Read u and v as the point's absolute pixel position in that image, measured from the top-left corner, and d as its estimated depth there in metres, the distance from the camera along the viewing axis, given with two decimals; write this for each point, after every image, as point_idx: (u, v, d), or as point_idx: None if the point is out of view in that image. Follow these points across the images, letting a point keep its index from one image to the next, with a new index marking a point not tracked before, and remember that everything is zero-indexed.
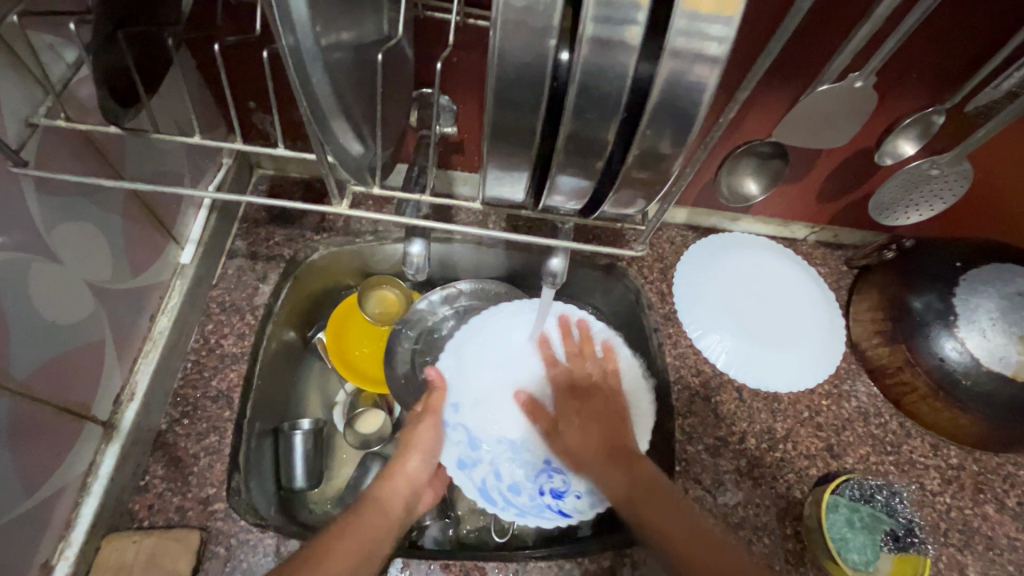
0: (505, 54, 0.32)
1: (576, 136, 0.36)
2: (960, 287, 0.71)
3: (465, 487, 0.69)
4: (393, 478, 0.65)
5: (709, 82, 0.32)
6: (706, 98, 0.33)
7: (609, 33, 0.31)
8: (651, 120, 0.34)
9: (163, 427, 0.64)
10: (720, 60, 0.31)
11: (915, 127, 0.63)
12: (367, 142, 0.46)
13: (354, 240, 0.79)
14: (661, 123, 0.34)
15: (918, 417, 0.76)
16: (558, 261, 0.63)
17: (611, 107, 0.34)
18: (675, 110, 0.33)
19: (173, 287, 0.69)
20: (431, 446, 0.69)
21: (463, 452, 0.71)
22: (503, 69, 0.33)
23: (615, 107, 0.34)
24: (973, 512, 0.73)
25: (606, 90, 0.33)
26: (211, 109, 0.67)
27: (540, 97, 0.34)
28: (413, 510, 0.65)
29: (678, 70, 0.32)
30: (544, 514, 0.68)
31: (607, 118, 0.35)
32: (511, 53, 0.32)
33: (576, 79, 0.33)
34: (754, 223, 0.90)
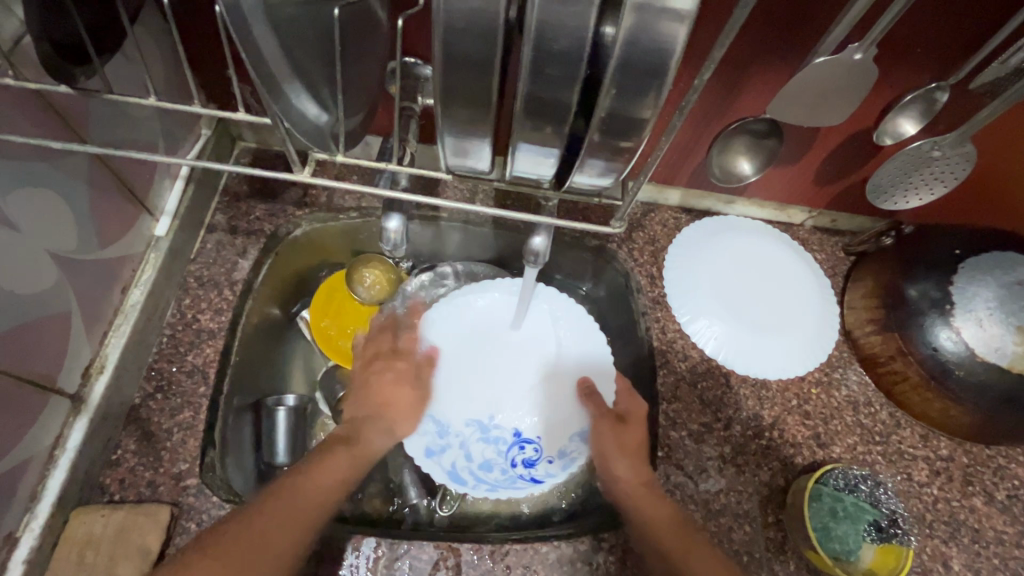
0: (463, 6, 0.30)
1: (543, 98, 0.34)
2: (958, 275, 0.69)
3: (434, 474, 0.70)
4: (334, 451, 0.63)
5: (680, 40, 0.30)
6: (677, 58, 0.30)
7: None
8: (618, 81, 0.32)
9: (136, 401, 0.63)
10: (690, 15, 0.29)
11: (917, 104, 0.60)
12: (330, 106, 0.43)
13: (337, 216, 0.77)
14: (630, 85, 0.32)
15: (908, 407, 0.75)
16: (541, 240, 0.61)
17: (579, 68, 0.32)
18: (645, 71, 0.31)
19: (147, 259, 0.67)
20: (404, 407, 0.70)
21: (430, 441, 0.71)
22: (462, 24, 0.31)
23: (583, 67, 0.32)
24: (960, 504, 0.72)
25: (572, 46, 0.31)
26: (184, 74, 0.64)
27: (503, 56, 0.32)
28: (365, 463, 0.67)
29: (647, 26, 0.29)
30: (516, 484, 0.70)
31: (574, 79, 0.32)
32: (469, 5, 0.30)
33: (540, 36, 0.31)
34: (751, 206, 0.87)
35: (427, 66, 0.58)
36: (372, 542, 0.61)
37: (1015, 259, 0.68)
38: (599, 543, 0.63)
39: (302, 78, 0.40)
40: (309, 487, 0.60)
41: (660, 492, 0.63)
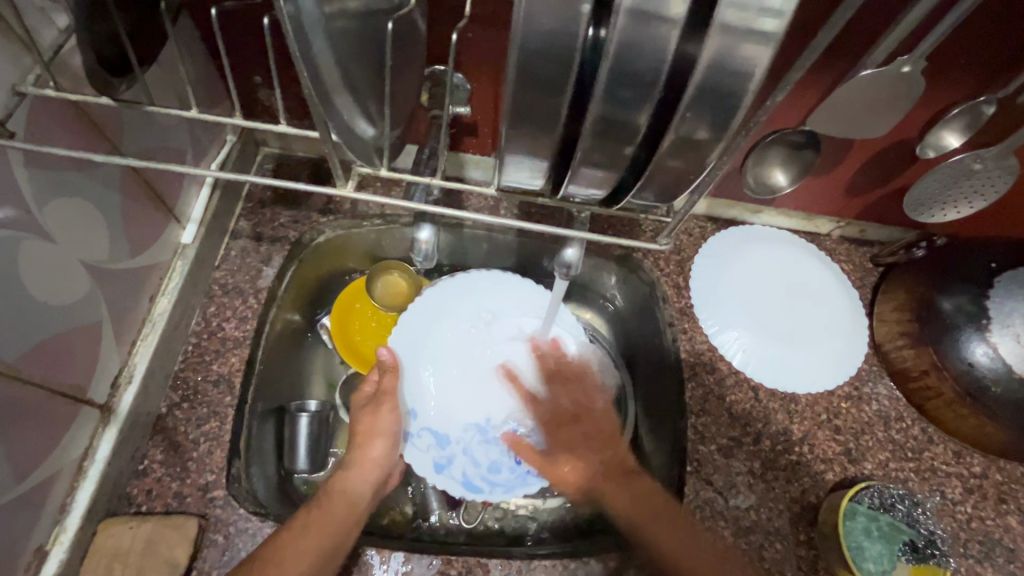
0: (529, 24, 0.29)
1: (605, 118, 0.33)
2: (994, 290, 0.68)
3: (450, 487, 0.68)
4: (360, 467, 0.62)
5: (760, 62, 0.29)
6: (755, 80, 0.29)
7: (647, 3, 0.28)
8: (690, 102, 0.31)
9: (163, 410, 0.63)
10: (774, 37, 0.28)
11: (962, 119, 0.59)
12: (373, 119, 0.43)
13: (361, 223, 0.76)
14: (702, 105, 0.31)
15: (941, 423, 0.74)
16: (573, 252, 0.60)
17: (647, 88, 0.31)
18: (717, 93, 0.30)
19: (174, 267, 0.67)
20: (391, 430, 0.65)
21: (435, 454, 0.69)
22: (526, 42, 0.30)
23: (651, 87, 0.31)
24: (995, 523, 0.71)
25: (643, 66, 0.30)
26: (214, 82, 0.64)
27: (565, 75, 0.31)
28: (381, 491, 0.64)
29: (726, 47, 0.28)
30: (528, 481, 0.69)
31: (641, 98, 0.31)
32: (536, 22, 0.29)
33: (609, 56, 0.30)
34: (777, 216, 0.86)
35: (460, 75, 0.57)
36: (401, 556, 0.60)
37: None
38: (628, 560, 0.62)
39: (350, 92, 0.39)
40: (345, 509, 0.58)
41: (631, 477, 0.63)
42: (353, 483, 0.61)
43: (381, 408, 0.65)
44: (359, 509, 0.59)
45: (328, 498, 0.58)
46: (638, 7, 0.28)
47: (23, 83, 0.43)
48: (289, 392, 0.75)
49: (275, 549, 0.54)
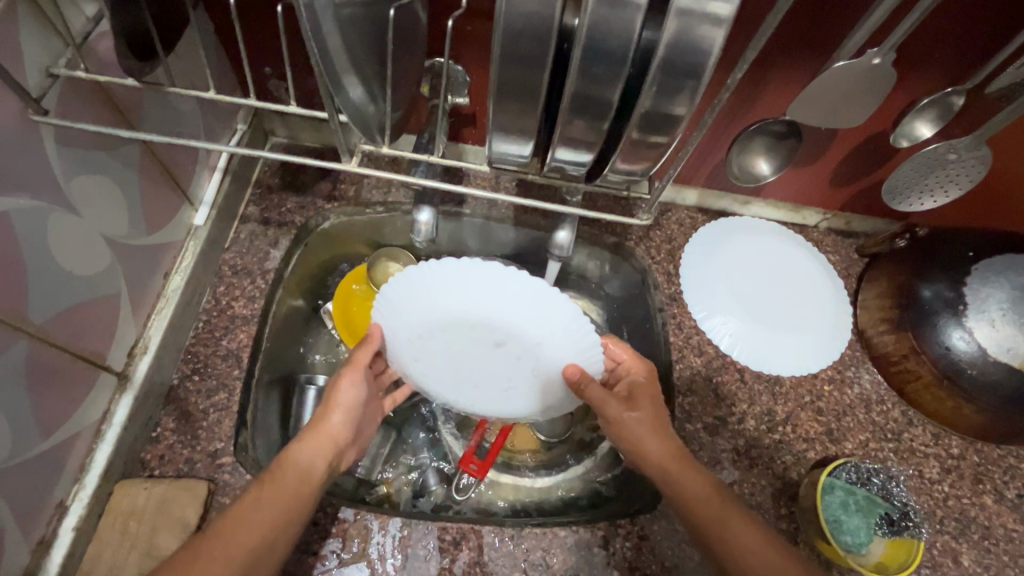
0: (516, 7, 0.32)
1: (585, 95, 0.36)
2: (971, 276, 0.71)
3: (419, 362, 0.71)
4: (313, 439, 0.59)
5: (716, 42, 0.32)
6: (713, 59, 0.33)
7: None
8: (657, 79, 0.34)
9: (175, 381, 0.66)
10: (726, 19, 0.31)
11: (932, 110, 0.62)
12: (375, 100, 0.46)
13: (364, 210, 0.80)
14: (668, 82, 0.34)
15: (920, 405, 0.76)
16: (565, 234, 0.64)
17: (620, 67, 0.34)
18: (682, 71, 0.33)
19: (186, 247, 0.70)
20: (352, 404, 0.63)
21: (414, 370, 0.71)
22: (513, 24, 0.33)
23: (623, 67, 0.34)
24: (970, 501, 0.73)
25: (616, 46, 0.33)
26: (226, 71, 0.68)
27: (548, 56, 0.34)
28: (336, 468, 0.61)
29: (685, 28, 0.32)
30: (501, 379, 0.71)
31: (616, 76, 0.35)
32: (521, 6, 0.32)
33: (586, 37, 0.33)
34: (765, 207, 0.89)
35: (458, 66, 0.61)
36: (399, 521, 0.63)
37: None
38: (616, 530, 0.65)
39: (356, 73, 0.43)
40: (298, 479, 0.56)
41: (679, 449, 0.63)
42: (308, 455, 0.58)
43: (341, 379, 0.63)
44: (310, 486, 0.57)
45: (280, 473, 0.56)
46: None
47: (55, 66, 0.47)
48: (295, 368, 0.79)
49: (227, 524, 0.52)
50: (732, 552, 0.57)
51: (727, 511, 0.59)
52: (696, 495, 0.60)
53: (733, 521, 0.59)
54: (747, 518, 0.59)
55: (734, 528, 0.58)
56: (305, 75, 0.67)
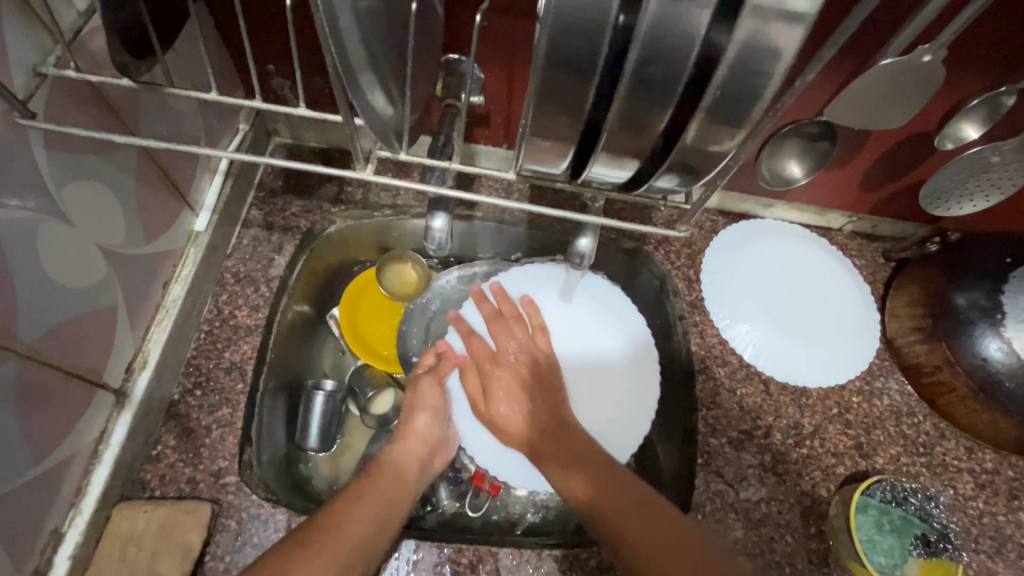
0: (559, 3, 0.29)
1: (632, 99, 0.33)
2: (1009, 285, 0.68)
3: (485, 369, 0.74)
4: (405, 443, 0.68)
5: (791, 42, 0.29)
6: (784, 62, 0.29)
7: None
8: (720, 83, 0.31)
9: (175, 396, 0.63)
10: (806, 16, 0.28)
11: (981, 109, 0.58)
12: (392, 102, 0.43)
13: (371, 213, 0.77)
14: (731, 86, 0.31)
15: (953, 419, 0.73)
16: (587, 241, 0.60)
17: (675, 69, 0.31)
18: (748, 74, 0.30)
19: (187, 254, 0.67)
20: (436, 405, 0.71)
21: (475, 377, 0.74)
22: (555, 21, 0.30)
23: (680, 70, 0.31)
24: (1006, 519, 0.70)
25: (676, 43, 0.30)
26: (228, 69, 0.64)
27: (593, 56, 0.31)
28: (427, 470, 0.69)
29: (756, 28, 0.28)
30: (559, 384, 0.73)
31: (671, 78, 0.31)
32: (565, 1, 0.29)
33: (640, 37, 0.30)
34: (789, 210, 0.85)
35: (475, 63, 0.57)
36: (411, 544, 0.60)
37: None
38: None
39: (372, 73, 0.39)
40: (394, 478, 0.65)
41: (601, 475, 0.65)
42: (401, 459, 0.67)
43: (424, 385, 0.72)
44: (408, 482, 0.66)
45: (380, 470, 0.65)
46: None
47: (43, 64, 0.43)
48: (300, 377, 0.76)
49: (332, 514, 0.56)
50: (603, 507, 0.61)
51: (607, 471, 0.64)
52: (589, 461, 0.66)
53: (612, 478, 0.64)
54: (658, 513, 0.59)
55: (612, 481, 0.63)
56: (311, 73, 0.63)
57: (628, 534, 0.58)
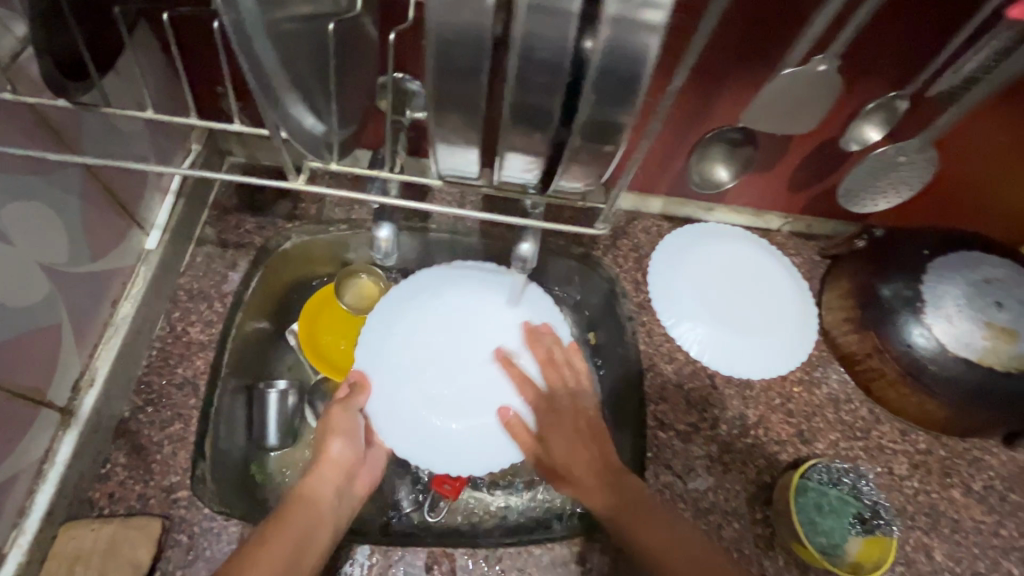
0: (443, 22, 0.32)
1: (522, 105, 0.36)
2: (926, 274, 0.74)
3: (390, 376, 0.76)
4: (320, 468, 0.66)
5: (651, 49, 0.32)
6: (649, 65, 0.32)
7: (547, 1, 0.31)
8: (596, 86, 0.34)
9: (126, 414, 0.63)
10: (660, 27, 0.31)
11: (879, 113, 0.63)
12: (321, 114, 0.46)
13: (326, 228, 0.79)
14: (607, 88, 0.34)
15: (885, 402, 0.78)
16: (528, 246, 0.63)
17: (556, 76, 0.34)
18: (618, 81, 0.33)
19: (137, 273, 0.68)
20: (349, 428, 0.70)
21: (388, 385, 0.75)
22: (442, 37, 0.33)
23: (560, 76, 0.34)
24: (940, 495, 0.74)
25: (551, 54, 0.33)
26: (174, 89, 0.66)
27: (482, 63, 0.34)
28: (347, 494, 0.67)
29: (619, 35, 0.31)
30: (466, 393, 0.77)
31: (552, 84, 0.34)
32: (449, 21, 0.32)
33: (519, 49, 0.33)
34: (730, 213, 0.90)
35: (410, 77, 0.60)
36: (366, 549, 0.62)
37: (977, 260, 0.74)
38: (592, 544, 0.64)
39: (297, 88, 0.42)
40: (306, 508, 0.61)
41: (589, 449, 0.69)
42: (316, 485, 0.64)
43: (333, 408, 0.71)
44: (325, 509, 0.62)
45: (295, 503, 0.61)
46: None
47: None
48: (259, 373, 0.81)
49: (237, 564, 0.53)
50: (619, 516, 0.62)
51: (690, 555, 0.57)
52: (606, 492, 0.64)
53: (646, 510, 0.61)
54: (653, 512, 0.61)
55: (659, 522, 0.60)
56: None
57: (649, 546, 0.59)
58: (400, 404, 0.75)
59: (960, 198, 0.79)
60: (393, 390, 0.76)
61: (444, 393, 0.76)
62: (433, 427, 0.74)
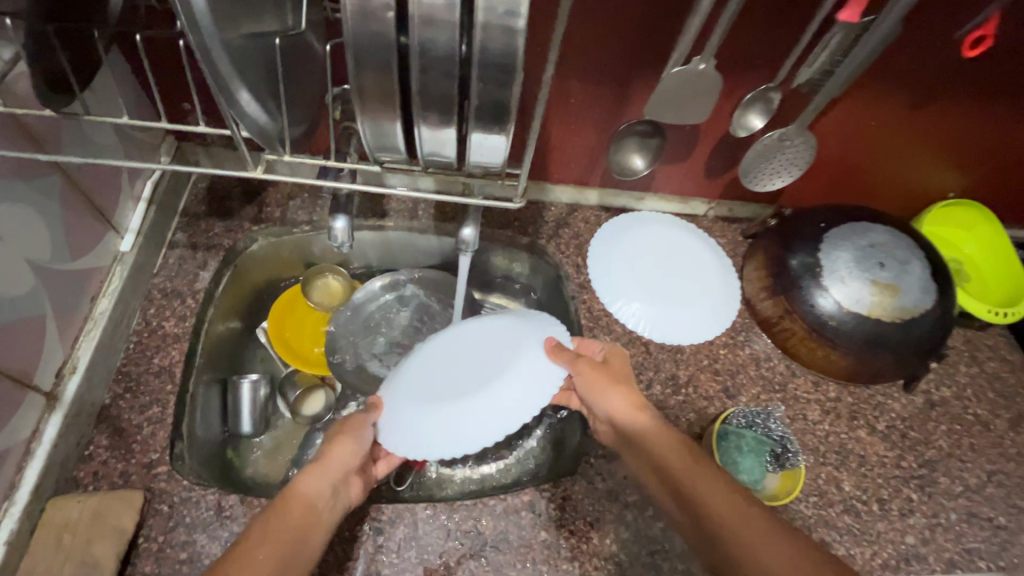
0: (359, 31, 0.40)
1: (430, 97, 0.44)
2: (824, 243, 0.85)
3: (397, 383, 0.71)
4: (319, 467, 0.61)
5: (515, 48, 0.40)
6: (518, 58, 0.40)
7: (433, 12, 0.39)
8: (481, 76, 0.42)
9: (106, 401, 0.69)
10: (517, 31, 0.39)
11: (759, 103, 0.75)
12: (275, 114, 0.54)
13: (291, 230, 0.87)
14: (491, 78, 0.42)
15: (799, 358, 0.89)
16: (468, 230, 0.72)
17: (451, 70, 0.42)
18: (499, 73, 0.41)
19: (113, 272, 0.74)
20: (359, 430, 0.67)
21: (395, 392, 0.70)
22: (359, 44, 0.41)
23: (454, 70, 0.42)
24: (847, 436, 0.84)
25: (443, 54, 0.41)
26: (144, 105, 0.73)
27: (392, 62, 0.42)
28: (342, 498, 0.63)
29: (488, 37, 0.39)
30: (465, 377, 0.68)
31: (448, 76, 0.42)
32: (364, 31, 0.40)
33: (418, 50, 0.41)
34: (659, 201, 1.00)
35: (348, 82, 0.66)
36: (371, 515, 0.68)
37: (865, 228, 0.86)
38: (540, 493, 0.72)
39: (253, 94, 0.50)
40: (300, 515, 0.57)
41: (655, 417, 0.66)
42: (310, 487, 0.60)
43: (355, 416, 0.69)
44: (317, 514, 0.59)
45: (285, 505, 0.57)
46: (429, 13, 0.39)
47: None
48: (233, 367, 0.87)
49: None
50: (681, 478, 0.61)
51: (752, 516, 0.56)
52: (666, 454, 0.63)
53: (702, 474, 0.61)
54: (715, 474, 0.61)
55: (704, 479, 0.60)
56: None
57: (715, 509, 0.58)
58: (404, 403, 0.68)
59: (840, 172, 0.94)
60: (397, 394, 0.70)
61: (445, 380, 0.69)
62: (432, 418, 0.66)
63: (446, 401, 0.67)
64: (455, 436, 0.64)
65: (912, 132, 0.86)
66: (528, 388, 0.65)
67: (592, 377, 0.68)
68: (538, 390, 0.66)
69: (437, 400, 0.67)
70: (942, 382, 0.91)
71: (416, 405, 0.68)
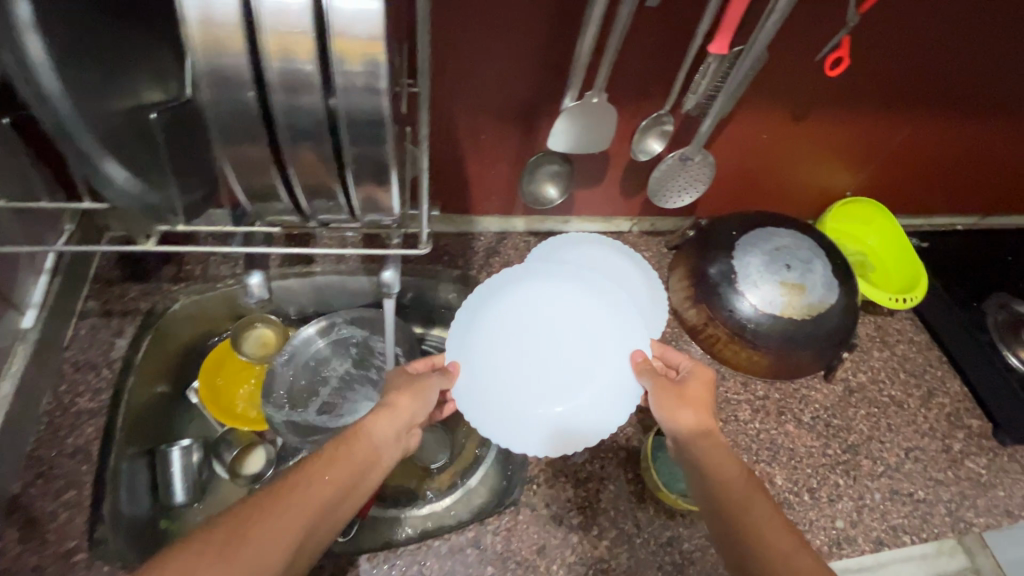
0: (224, 106, 0.41)
1: (310, 160, 0.45)
2: (736, 250, 0.90)
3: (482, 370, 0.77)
4: (388, 412, 0.68)
5: (383, 108, 0.41)
6: (386, 116, 0.42)
7: (292, 79, 0.40)
8: (352, 134, 0.43)
9: (16, 491, 0.66)
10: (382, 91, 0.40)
11: (654, 129, 0.79)
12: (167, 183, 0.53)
13: (213, 285, 0.85)
14: (363, 137, 0.43)
15: (724, 360, 0.93)
16: (389, 273, 0.72)
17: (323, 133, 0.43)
18: (371, 132, 0.43)
19: (15, 351, 0.71)
20: (426, 390, 0.71)
21: (478, 379, 0.77)
22: (227, 119, 0.41)
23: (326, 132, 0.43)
24: (776, 431, 0.89)
25: (309, 119, 0.42)
26: (38, 175, 0.70)
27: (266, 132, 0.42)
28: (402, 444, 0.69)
29: (354, 100, 0.41)
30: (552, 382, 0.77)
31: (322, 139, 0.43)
32: (230, 105, 0.41)
33: (283, 118, 0.42)
34: (585, 222, 1.03)
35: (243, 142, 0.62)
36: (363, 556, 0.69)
37: (771, 232, 0.92)
38: (485, 527, 0.72)
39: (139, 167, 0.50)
40: (367, 452, 0.64)
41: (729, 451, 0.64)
42: (380, 428, 0.66)
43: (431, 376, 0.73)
44: (382, 454, 0.65)
45: (358, 439, 0.64)
46: (287, 82, 0.40)
47: None
48: (162, 435, 0.86)
49: (299, 478, 0.57)
50: (728, 504, 0.60)
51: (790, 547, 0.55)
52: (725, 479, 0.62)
53: (754, 504, 0.59)
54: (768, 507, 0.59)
55: (761, 519, 0.57)
56: None
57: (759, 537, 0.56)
58: (490, 392, 0.76)
59: (749, 177, 1.00)
60: (484, 379, 0.77)
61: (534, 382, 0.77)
62: (520, 417, 0.75)
63: (534, 406, 0.76)
64: (543, 438, 0.74)
65: (801, 138, 0.93)
66: (608, 397, 0.75)
67: (666, 400, 0.69)
68: (620, 404, 0.74)
69: (524, 401, 0.76)
70: (858, 369, 0.98)
71: (502, 397, 0.76)
